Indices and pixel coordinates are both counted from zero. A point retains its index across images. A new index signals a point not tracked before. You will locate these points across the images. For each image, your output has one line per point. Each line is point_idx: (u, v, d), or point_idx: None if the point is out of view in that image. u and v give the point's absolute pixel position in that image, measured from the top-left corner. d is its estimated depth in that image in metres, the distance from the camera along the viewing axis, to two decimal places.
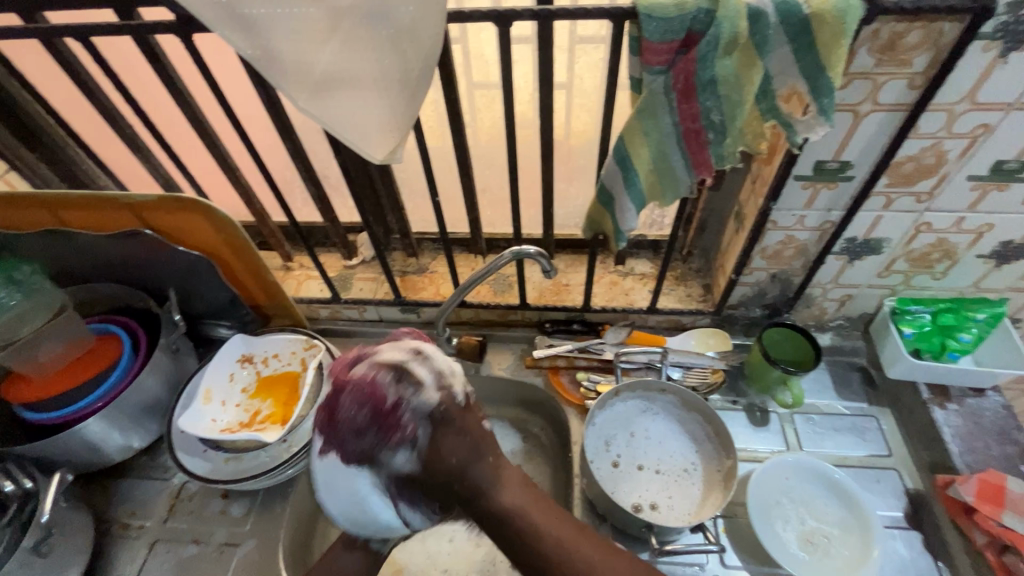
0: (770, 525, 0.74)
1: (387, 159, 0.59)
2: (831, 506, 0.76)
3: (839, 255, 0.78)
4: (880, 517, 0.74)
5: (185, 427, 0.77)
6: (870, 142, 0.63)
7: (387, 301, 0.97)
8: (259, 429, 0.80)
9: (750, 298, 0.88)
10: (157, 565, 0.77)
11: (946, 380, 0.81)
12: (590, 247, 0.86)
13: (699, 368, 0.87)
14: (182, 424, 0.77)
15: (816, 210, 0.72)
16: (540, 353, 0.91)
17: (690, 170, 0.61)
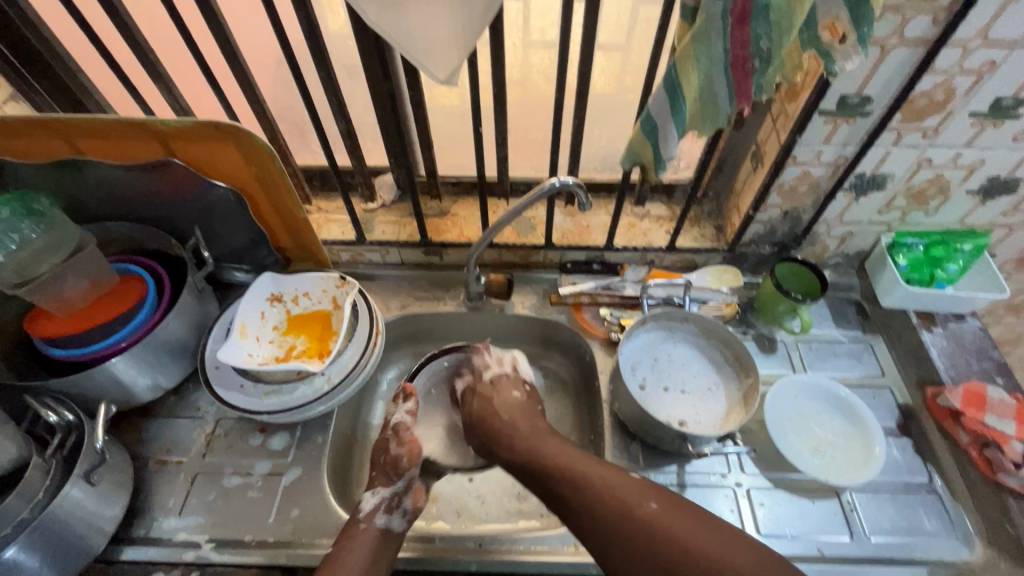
0: (783, 437, 0.81)
1: (449, 79, 0.60)
2: (836, 418, 0.84)
3: (847, 191, 0.84)
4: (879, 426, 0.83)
5: (224, 359, 0.78)
6: (892, 76, 0.68)
7: (412, 242, 0.98)
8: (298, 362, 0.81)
9: (762, 236, 0.94)
10: (201, 497, 0.78)
11: (933, 306, 0.91)
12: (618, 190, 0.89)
13: (714, 303, 0.93)
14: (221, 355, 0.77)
15: (833, 146, 0.77)
16: (564, 291, 0.95)
17: (732, 99, 0.64)
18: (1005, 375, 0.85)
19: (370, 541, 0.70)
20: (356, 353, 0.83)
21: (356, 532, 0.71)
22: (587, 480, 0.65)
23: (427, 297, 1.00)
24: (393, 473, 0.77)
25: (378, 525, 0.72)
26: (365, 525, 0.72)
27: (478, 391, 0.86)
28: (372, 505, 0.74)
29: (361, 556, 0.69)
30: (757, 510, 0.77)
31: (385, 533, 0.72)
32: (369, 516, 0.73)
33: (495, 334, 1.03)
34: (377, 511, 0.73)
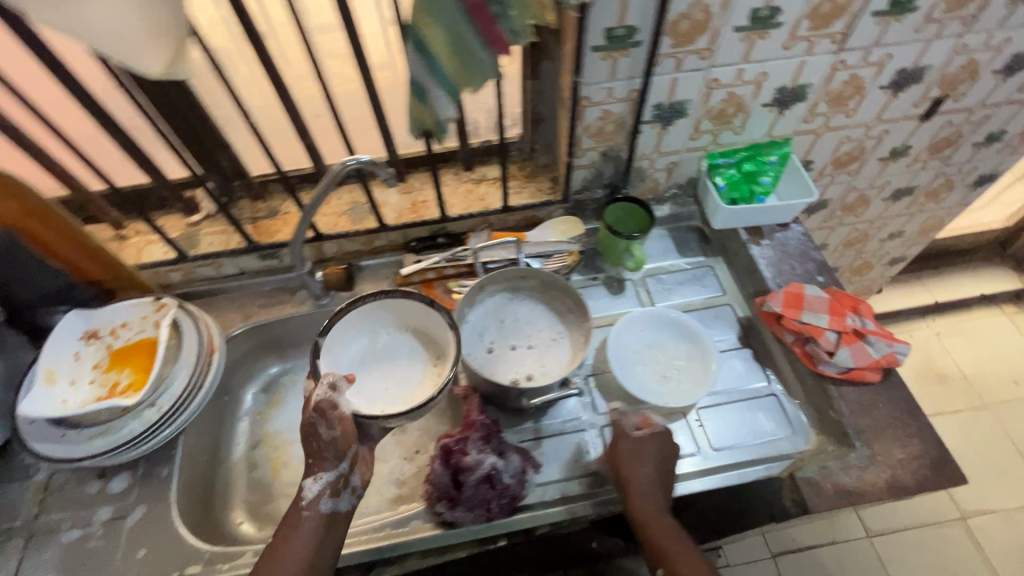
0: (630, 372, 0.83)
1: (171, 71, 0.52)
2: (678, 343, 0.87)
3: (653, 122, 0.86)
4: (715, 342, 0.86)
5: (28, 412, 0.72)
6: (645, 2, 0.68)
7: (242, 249, 0.93)
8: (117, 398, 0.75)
9: (591, 181, 0.94)
10: (36, 560, 0.73)
11: (758, 221, 0.94)
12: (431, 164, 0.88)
13: (558, 254, 0.94)
14: (23, 409, 0.72)
15: (621, 80, 0.78)
16: (408, 270, 0.93)
17: (487, 48, 0.64)
18: (825, 272, 0.90)
19: (314, 528, 0.67)
20: (186, 375, 0.80)
21: (299, 517, 0.67)
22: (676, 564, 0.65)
23: (272, 304, 0.97)
24: (335, 456, 0.70)
25: (324, 510, 0.69)
26: (307, 513, 0.68)
27: (625, 449, 0.72)
28: (317, 490, 0.69)
29: (308, 540, 0.66)
30: (610, 446, 0.79)
31: (331, 516, 0.69)
32: (315, 502, 0.68)
33: None
34: (322, 494, 0.69)
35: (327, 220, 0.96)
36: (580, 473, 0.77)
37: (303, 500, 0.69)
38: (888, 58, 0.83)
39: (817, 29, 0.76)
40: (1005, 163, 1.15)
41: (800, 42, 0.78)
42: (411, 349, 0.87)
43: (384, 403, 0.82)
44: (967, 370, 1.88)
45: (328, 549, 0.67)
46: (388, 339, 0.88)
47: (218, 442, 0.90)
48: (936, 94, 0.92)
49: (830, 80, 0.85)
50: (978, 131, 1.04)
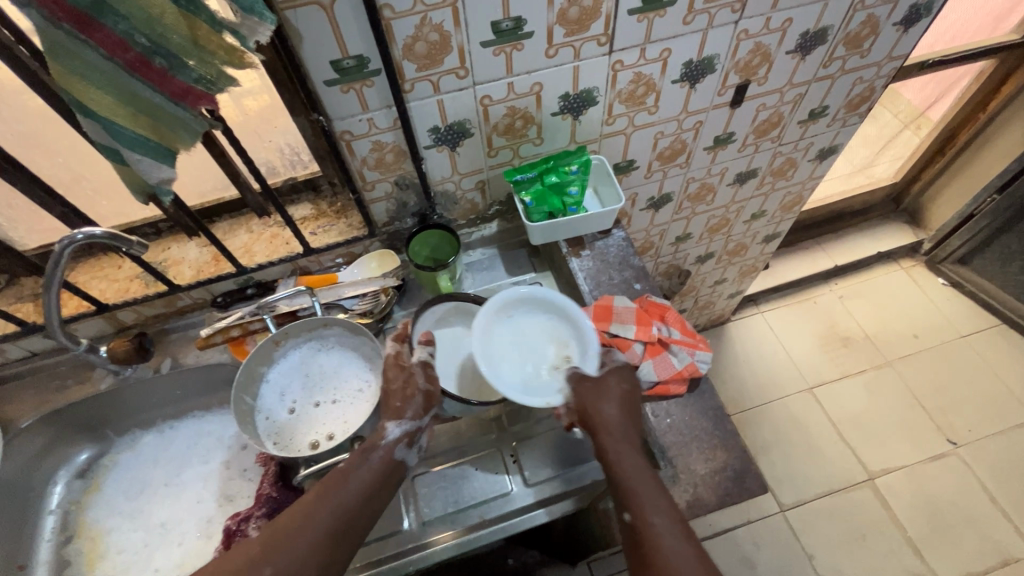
0: (502, 376, 0.72)
1: None
2: (541, 329, 0.78)
3: (436, 146, 0.81)
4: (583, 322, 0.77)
5: None
6: (364, 30, 0.62)
7: (20, 332, 0.85)
8: None
9: (397, 212, 0.89)
10: None
11: (575, 232, 0.91)
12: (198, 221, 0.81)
13: (370, 291, 0.88)
14: None
15: (379, 110, 0.72)
16: (206, 331, 0.86)
17: (179, 104, 0.57)
18: (643, 279, 0.87)
19: (377, 474, 0.67)
20: None
21: (372, 457, 0.67)
22: (632, 494, 0.63)
23: (71, 384, 0.89)
24: (422, 407, 0.71)
25: (396, 456, 0.69)
26: (380, 453, 0.68)
27: (588, 386, 0.71)
28: (394, 438, 0.69)
29: (362, 487, 0.65)
30: (418, 497, 0.75)
31: (399, 465, 0.69)
32: (389, 449, 0.69)
33: (175, 394, 0.94)
34: (398, 441, 0.69)
35: (117, 287, 0.88)
36: (385, 533, 0.73)
37: (383, 441, 0.69)
38: (667, 52, 0.79)
39: (574, 34, 0.72)
40: (841, 135, 1.14)
41: (562, 49, 0.73)
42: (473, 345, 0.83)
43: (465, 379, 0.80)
44: (869, 329, 1.92)
45: (376, 500, 0.66)
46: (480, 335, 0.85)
47: (20, 545, 0.83)
48: (736, 80, 0.89)
49: (614, 81, 0.81)
50: (799, 109, 1.02)
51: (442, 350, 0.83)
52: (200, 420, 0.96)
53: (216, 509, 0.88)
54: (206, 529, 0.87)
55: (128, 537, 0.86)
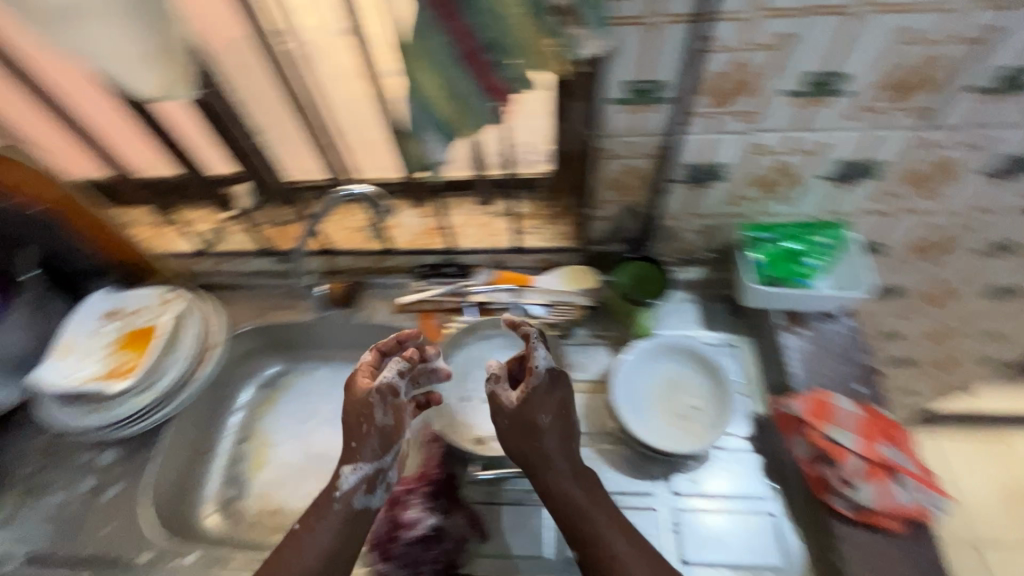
0: (642, 412, 0.77)
1: (165, 95, 0.55)
2: (699, 380, 0.78)
3: (684, 182, 0.76)
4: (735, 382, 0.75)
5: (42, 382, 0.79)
6: (680, 57, 0.60)
7: (260, 252, 0.96)
8: (108, 381, 0.80)
9: (612, 234, 0.87)
10: (26, 514, 0.79)
11: (801, 305, 0.80)
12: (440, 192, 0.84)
13: (564, 305, 0.88)
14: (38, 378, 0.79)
15: (649, 135, 0.70)
16: (406, 299, 0.92)
17: (483, 95, 0.58)
18: (867, 382, 0.77)
19: (343, 518, 0.65)
20: (181, 368, 0.84)
21: (327, 509, 0.65)
22: (578, 514, 0.63)
23: (283, 307, 0.99)
24: (379, 447, 0.68)
25: (357, 505, 0.66)
26: (339, 505, 0.66)
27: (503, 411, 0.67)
28: (352, 485, 0.67)
29: (331, 534, 0.64)
30: (563, 530, 0.73)
31: (363, 513, 0.67)
32: (348, 497, 0.66)
33: (356, 341, 1.01)
34: (355, 490, 0.66)
35: (345, 235, 0.97)
36: (527, 554, 0.71)
37: (339, 491, 0.66)
38: (990, 141, 0.68)
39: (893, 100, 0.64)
40: None
41: (869, 114, 0.65)
42: (678, 391, 0.78)
43: (656, 422, 0.76)
44: None
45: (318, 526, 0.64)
46: (693, 382, 0.78)
47: (208, 432, 0.94)
48: None
49: (909, 159, 0.71)
50: None
51: (636, 373, 0.79)
52: None
53: None
54: None
55: (288, 457, 0.94)
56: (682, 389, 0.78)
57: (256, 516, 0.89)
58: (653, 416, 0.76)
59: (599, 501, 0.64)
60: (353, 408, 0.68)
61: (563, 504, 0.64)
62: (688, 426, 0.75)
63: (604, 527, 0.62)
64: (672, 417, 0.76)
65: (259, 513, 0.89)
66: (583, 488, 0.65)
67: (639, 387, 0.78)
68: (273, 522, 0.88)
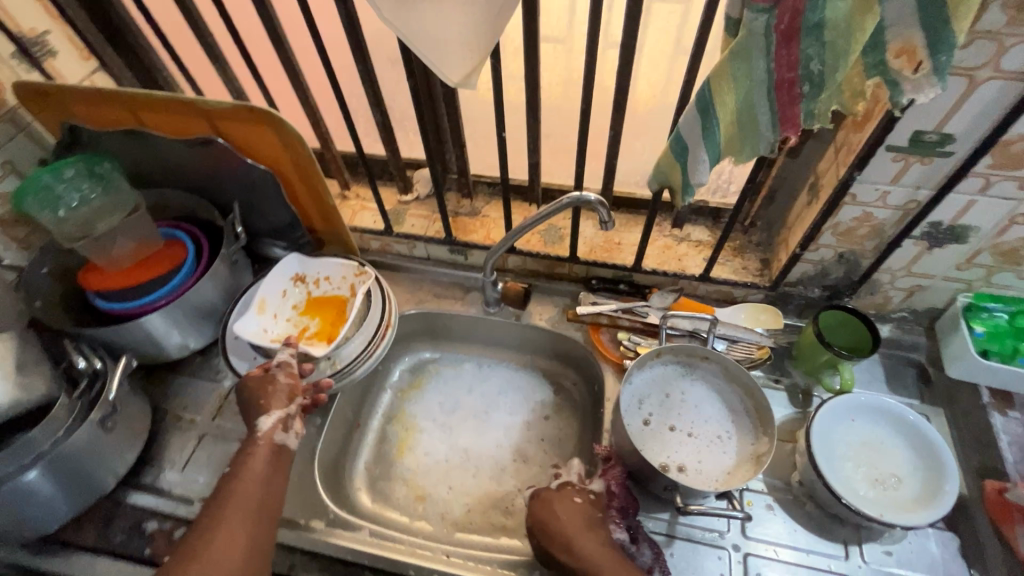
0: (837, 469, 0.73)
1: (461, 83, 0.57)
2: (901, 449, 0.74)
3: (918, 239, 0.73)
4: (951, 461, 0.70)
5: (239, 331, 0.81)
6: (982, 115, 0.58)
7: (438, 239, 0.97)
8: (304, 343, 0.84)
9: (811, 278, 0.84)
10: (204, 456, 0.82)
11: (1013, 387, 0.77)
12: (650, 208, 0.82)
13: (745, 343, 0.85)
14: (237, 327, 0.81)
15: (902, 187, 0.67)
16: (584, 310, 0.90)
17: (775, 125, 0.58)
18: None
19: (263, 460, 0.68)
20: (362, 343, 0.85)
21: (253, 447, 0.69)
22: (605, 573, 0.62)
23: (446, 296, 1.00)
24: (286, 396, 0.73)
25: (276, 442, 0.70)
26: (261, 443, 0.69)
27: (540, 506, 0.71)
28: (268, 425, 0.70)
29: (257, 471, 0.67)
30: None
31: (281, 451, 0.70)
32: (268, 434, 0.70)
33: (510, 341, 1.01)
34: (274, 428, 0.70)
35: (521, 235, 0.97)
36: None
37: (257, 432, 0.70)
38: None
39: None
40: None
41: None
42: (877, 456, 0.74)
43: (851, 482, 0.72)
44: None
45: (234, 527, 0.61)
46: (895, 450, 0.74)
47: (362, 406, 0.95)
48: None
49: None
50: None
51: (831, 427, 0.76)
52: (514, 372, 1.02)
53: (510, 462, 0.92)
54: (498, 474, 0.91)
55: (434, 444, 0.95)
56: (881, 455, 0.74)
57: (402, 499, 0.89)
58: (849, 476, 0.73)
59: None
60: (252, 380, 0.74)
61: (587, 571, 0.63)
62: (887, 495, 0.71)
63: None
64: (867, 480, 0.72)
65: (405, 496, 0.90)
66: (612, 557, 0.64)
67: (835, 443, 0.75)
68: (417, 508, 0.89)
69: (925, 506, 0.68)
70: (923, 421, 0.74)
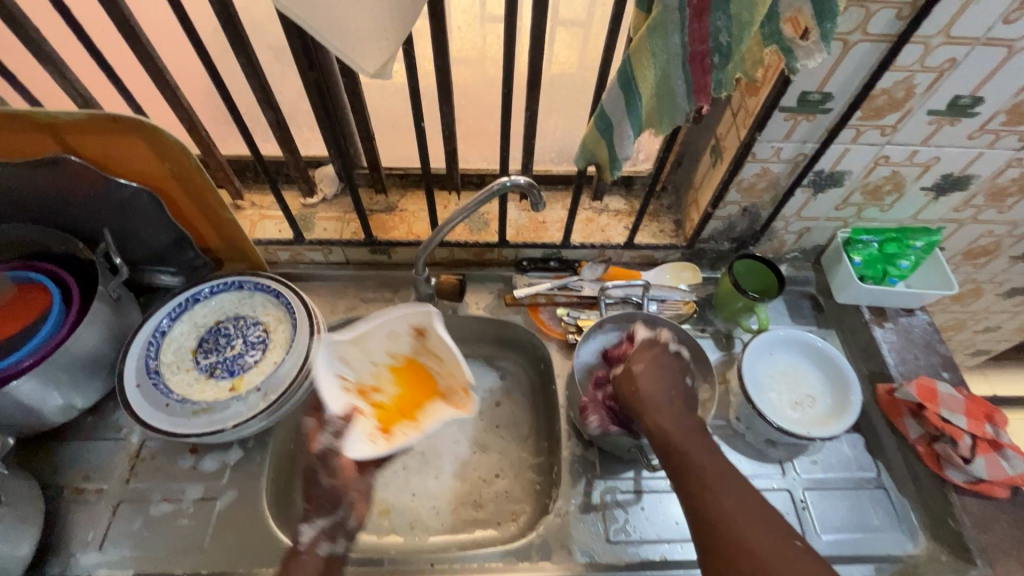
0: (767, 399, 0.82)
1: (380, 73, 0.52)
2: (814, 375, 0.84)
3: (806, 187, 0.82)
4: (855, 380, 0.81)
5: (324, 346, 0.76)
6: (852, 73, 0.66)
7: (356, 241, 0.91)
8: (354, 411, 0.76)
9: (721, 232, 0.91)
10: (125, 527, 0.71)
11: (884, 302, 0.91)
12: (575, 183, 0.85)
13: (673, 302, 0.92)
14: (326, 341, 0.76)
15: (793, 142, 0.75)
16: (521, 293, 0.91)
17: (690, 97, 0.60)
18: (951, 369, 0.87)
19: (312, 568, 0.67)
20: (295, 365, 0.77)
21: (296, 561, 0.67)
22: (698, 469, 0.63)
23: (375, 300, 0.94)
24: (330, 505, 0.70)
25: (321, 554, 0.68)
26: (305, 556, 0.67)
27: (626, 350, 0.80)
28: (310, 537, 0.68)
29: None
30: None
31: (329, 560, 0.68)
32: (311, 546, 0.68)
33: (449, 335, 0.98)
34: (318, 539, 0.68)
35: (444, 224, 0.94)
36: (678, 538, 0.74)
37: (300, 545, 0.68)
38: None
39: (1010, 124, 0.72)
40: None
41: (987, 134, 0.73)
42: (799, 384, 0.84)
43: (779, 408, 0.81)
44: None
45: None
46: (809, 377, 0.84)
47: (302, 431, 0.88)
48: None
49: (1000, 175, 0.80)
50: None
51: (758, 363, 0.84)
52: None
53: (471, 455, 0.91)
54: (460, 469, 0.90)
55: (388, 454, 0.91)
56: (800, 383, 0.84)
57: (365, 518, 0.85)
58: (778, 404, 0.82)
59: (716, 480, 0.62)
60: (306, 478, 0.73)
61: (681, 455, 0.65)
62: (808, 416, 0.81)
63: (728, 505, 0.59)
64: (790, 405, 0.82)
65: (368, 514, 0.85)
66: (705, 452, 0.64)
67: (765, 377, 0.84)
68: (384, 522, 0.85)
69: (838, 419, 0.78)
70: (832, 350, 0.84)
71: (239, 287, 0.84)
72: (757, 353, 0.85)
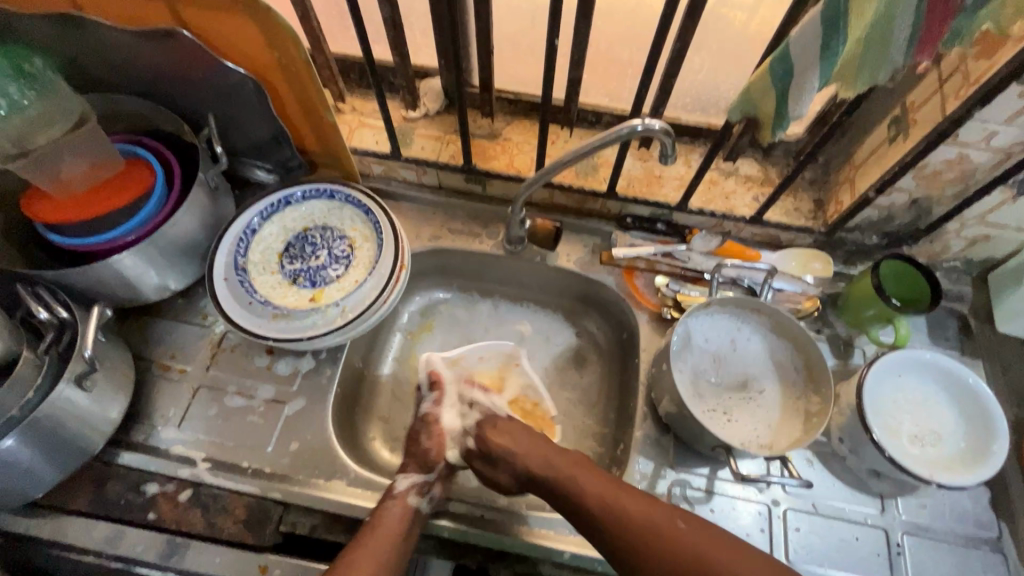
0: (880, 421, 0.71)
1: None
2: (947, 411, 0.72)
3: (1009, 187, 0.65)
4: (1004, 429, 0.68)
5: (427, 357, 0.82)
6: None
7: (453, 166, 0.84)
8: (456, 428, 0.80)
9: (873, 223, 0.77)
10: (201, 412, 0.74)
11: None
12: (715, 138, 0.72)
13: (793, 294, 0.80)
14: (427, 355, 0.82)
15: (1015, 128, 0.59)
16: (619, 253, 0.82)
17: (911, 47, 0.46)
18: None
19: (401, 519, 0.65)
20: (375, 287, 0.74)
21: (386, 508, 0.66)
22: (616, 518, 0.61)
23: (461, 232, 0.89)
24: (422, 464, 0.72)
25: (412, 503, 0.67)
26: (396, 503, 0.67)
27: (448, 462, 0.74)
28: (405, 486, 0.68)
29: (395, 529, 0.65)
30: (782, 533, 0.69)
31: (416, 514, 0.67)
32: (401, 496, 0.67)
33: (529, 281, 0.92)
34: (409, 492, 0.68)
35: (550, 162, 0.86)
36: None
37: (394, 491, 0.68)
38: None
39: None
40: None
41: None
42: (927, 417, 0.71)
43: (896, 440, 0.70)
44: None
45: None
46: (941, 411, 0.71)
47: (371, 351, 0.87)
48: None
49: None
50: None
51: (881, 382, 0.73)
52: (532, 314, 0.94)
53: None
54: None
55: None
56: (928, 416, 0.71)
57: None
58: (895, 432, 0.70)
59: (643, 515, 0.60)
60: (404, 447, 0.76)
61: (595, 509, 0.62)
62: (928, 455, 0.69)
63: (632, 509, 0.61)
64: (910, 439, 0.70)
65: None
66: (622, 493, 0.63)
67: (886, 400, 0.72)
68: None
69: (968, 469, 0.66)
70: (982, 387, 0.70)
71: (331, 195, 0.81)
72: (882, 369, 0.72)
